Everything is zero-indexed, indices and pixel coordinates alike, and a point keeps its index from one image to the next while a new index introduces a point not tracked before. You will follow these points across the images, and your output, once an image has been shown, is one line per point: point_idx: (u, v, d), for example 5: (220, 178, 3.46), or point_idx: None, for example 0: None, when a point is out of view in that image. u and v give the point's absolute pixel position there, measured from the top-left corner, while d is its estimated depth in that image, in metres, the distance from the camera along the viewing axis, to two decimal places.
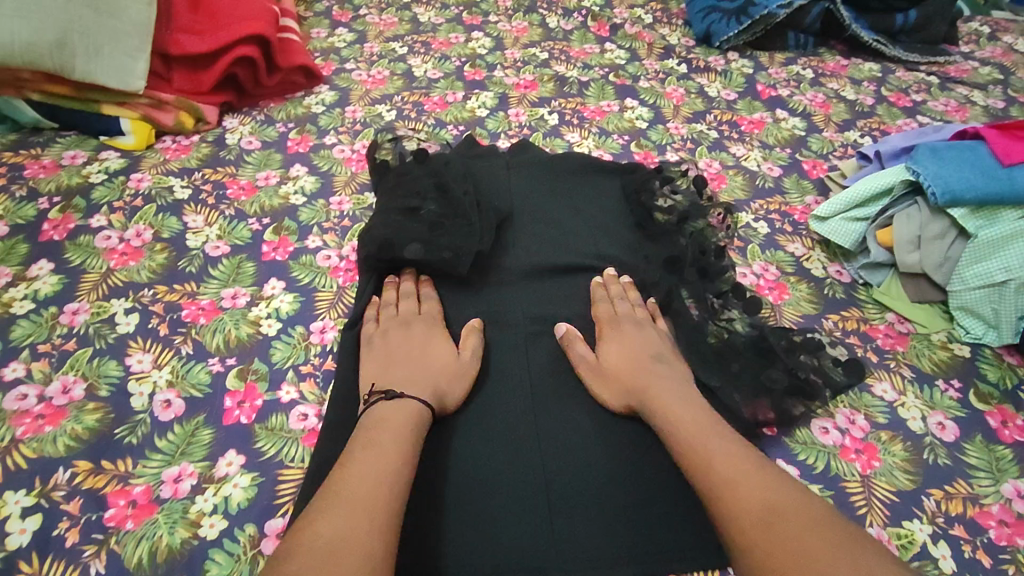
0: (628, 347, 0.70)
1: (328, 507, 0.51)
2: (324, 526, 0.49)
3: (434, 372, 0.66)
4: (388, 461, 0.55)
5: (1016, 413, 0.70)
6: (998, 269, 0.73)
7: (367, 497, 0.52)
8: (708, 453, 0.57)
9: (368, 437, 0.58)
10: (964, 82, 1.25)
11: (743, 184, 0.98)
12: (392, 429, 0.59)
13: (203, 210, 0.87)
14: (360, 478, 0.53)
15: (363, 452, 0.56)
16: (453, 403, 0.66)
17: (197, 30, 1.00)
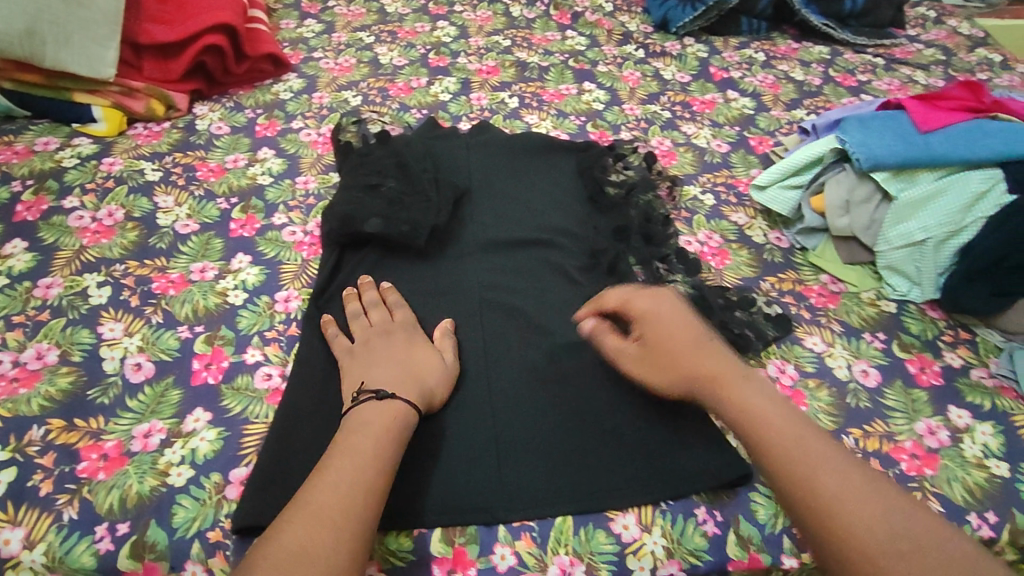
0: (677, 325, 0.66)
1: (296, 514, 0.52)
2: (289, 536, 0.51)
3: (420, 371, 0.66)
4: (361, 468, 0.56)
5: (935, 360, 0.75)
6: (917, 229, 0.79)
7: (335, 508, 0.53)
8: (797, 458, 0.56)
9: (347, 440, 0.58)
10: (907, 64, 1.31)
11: (692, 160, 1.03)
12: (373, 434, 0.59)
13: (173, 191, 0.91)
14: (332, 487, 0.54)
15: (341, 456, 0.57)
16: (439, 401, 0.66)
17: (165, 20, 1.03)
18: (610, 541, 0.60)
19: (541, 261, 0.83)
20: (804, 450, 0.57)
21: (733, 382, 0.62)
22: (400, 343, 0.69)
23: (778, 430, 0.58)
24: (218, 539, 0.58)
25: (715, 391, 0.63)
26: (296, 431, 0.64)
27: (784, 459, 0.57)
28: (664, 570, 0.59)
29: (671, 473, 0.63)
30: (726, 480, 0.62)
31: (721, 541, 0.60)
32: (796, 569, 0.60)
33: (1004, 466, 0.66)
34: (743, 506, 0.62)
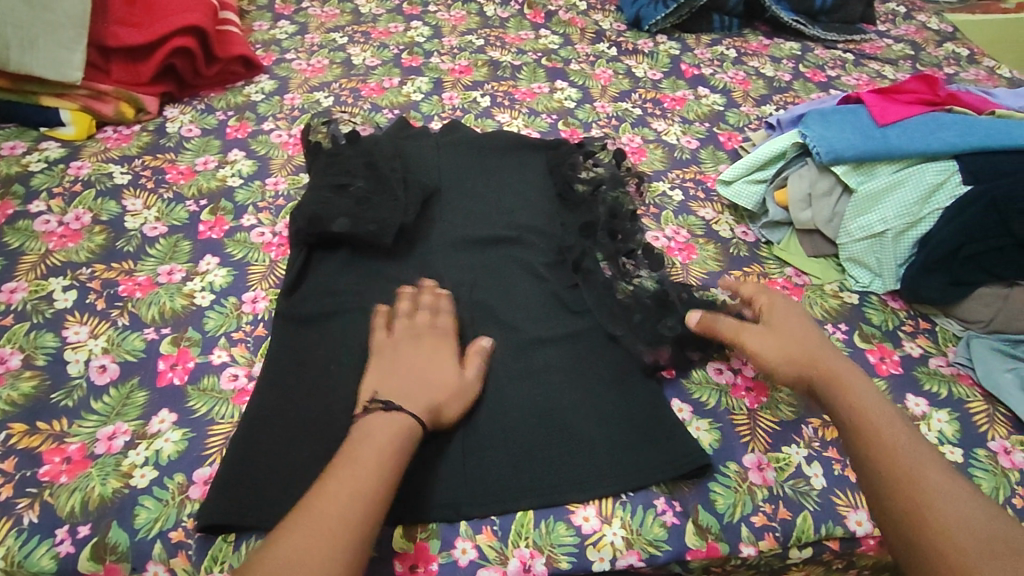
0: (793, 318, 0.70)
1: (294, 520, 0.52)
2: (283, 540, 0.50)
3: (434, 388, 0.64)
4: (361, 477, 0.55)
5: (895, 350, 0.77)
6: (877, 221, 0.80)
7: (331, 516, 0.52)
8: (900, 445, 0.57)
9: (352, 448, 0.57)
10: (877, 59, 1.33)
11: (662, 157, 1.04)
12: (377, 444, 0.57)
13: (141, 194, 0.91)
14: (333, 494, 0.53)
15: (345, 462, 0.56)
16: (448, 419, 0.64)
17: (133, 22, 1.03)
18: (570, 532, 0.60)
19: (509, 259, 0.84)
20: (908, 443, 0.57)
21: (848, 371, 0.64)
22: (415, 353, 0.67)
23: (886, 418, 0.59)
24: (180, 538, 0.58)
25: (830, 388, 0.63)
26: (264, 430, 0.65)
27: (880, 440, 0.58)
28: (624, 560, 0.59)
29: (632, 467, 0.64)
30: (686, 472, 0.63)
31: (680, 531, 0.61)
32: (754, 557, 0.61)
33: (958, 451, 0.67)
34: (703, 496, 0.63)
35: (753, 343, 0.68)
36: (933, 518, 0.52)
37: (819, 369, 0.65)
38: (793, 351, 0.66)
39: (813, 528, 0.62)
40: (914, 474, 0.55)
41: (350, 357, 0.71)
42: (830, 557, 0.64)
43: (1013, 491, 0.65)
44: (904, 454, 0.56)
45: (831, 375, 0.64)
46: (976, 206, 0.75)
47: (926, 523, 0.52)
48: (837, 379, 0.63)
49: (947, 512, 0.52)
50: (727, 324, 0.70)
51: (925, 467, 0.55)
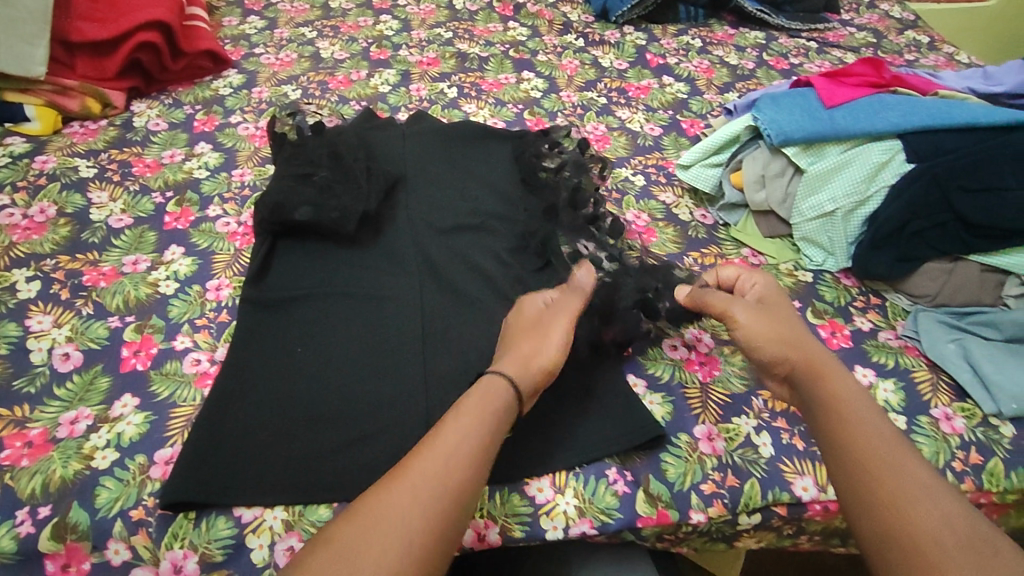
0: (783, 306, 0.68)
1: (387, 492, 0.49)
2: (374, 514, 0.47)
3: (527, 347, 0.63)
4: (462, 457, 0.52)
5: (845, 325, 0.79)
6: (826, 201, 0.82)
7: (431, 494, 0.49)
8: (868, 433, 0.54)
9: (449, 421, 0.54)
10: (839, 46, 1.36)
11: (625, 144, 1.05)
12: (474, 422, 0.54)
13: (107, 187, 0.91)
14: (430, 468, 0.50)
15: (441, 437, 0.53)
16: (541, 362, 0.62)
17: (97, 18, 1.03)
18: (524, 503, 0.62)
19: (471, 243, 0.85)
20: (881, 432, 0.55)
21: (831, 364, 0.62)
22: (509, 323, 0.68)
23: (860, 408, 0.57)
24: (141, 516, 0.60)
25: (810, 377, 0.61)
26: (225, 409, 0.66)
27: (851, 428, 0.55)
28: (576, 528, 0.61)
29: (585, 441, 0.65)
30: (638, 444, 0.65)
31: (631, 500, 0.63)
32: (704, 523, 0.63)
33: (902, 419, 0.70)
34: (655, 466, 0.65)
35: (740, 319, 0.66)
36: (891, 503, 0.49)
37: (801, 356, 0.62)
38: (778, 333, 0.64)
39: (760, 494, 0.64)
40: (879, 461, 0.52)
41: (312, 340, 0.72)
42: (779, 522, 0.66)
43: (952, 456, 0.67)
44: (874, 441, 0.54)
45: (811, 364, 0.61)
46: (918, 183, 0.77)
47: (882, 507, 0.49)
48: (817, 368, 0.61)
49: (909, 498, 0.49)
50: (718, 299, 0.68)
51: (896, 457, 0.52)
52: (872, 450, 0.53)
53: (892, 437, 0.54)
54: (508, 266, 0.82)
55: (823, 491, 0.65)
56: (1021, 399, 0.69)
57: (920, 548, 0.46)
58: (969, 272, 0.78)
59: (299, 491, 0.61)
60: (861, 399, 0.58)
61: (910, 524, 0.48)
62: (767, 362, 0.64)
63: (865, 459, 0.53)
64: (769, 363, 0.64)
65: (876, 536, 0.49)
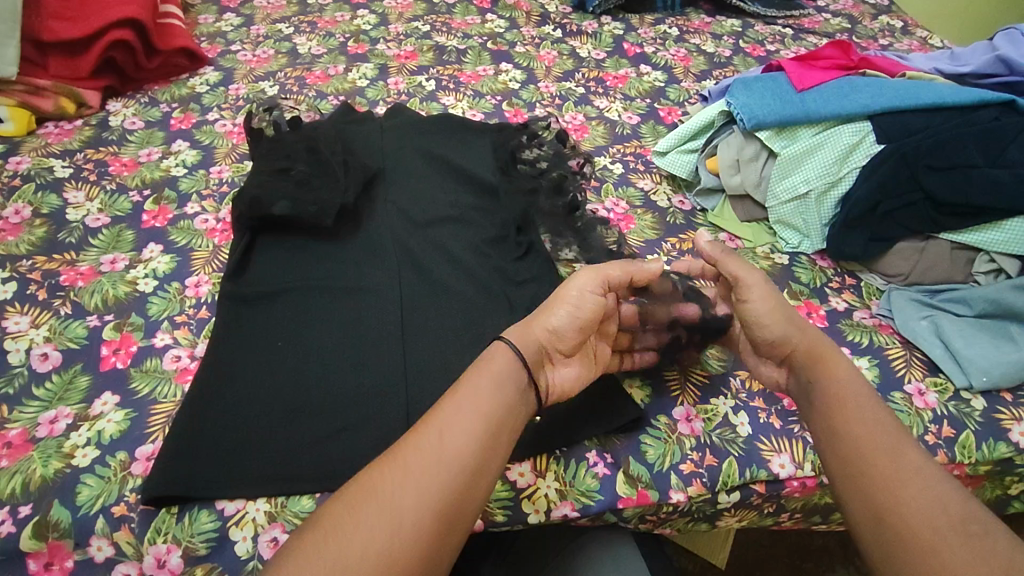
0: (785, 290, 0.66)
1: (383, 474, 0.48)
2: (369, 499, 0.46)
3: (551, 302, 0.61)
4: (462, 439, 0.50)
5: (821, 305, 0.80)
6: (800, 183, 0.84)
7: (423, 473, 0.48)
8: (864, 420, 0.54)
9: (450, 402, 0.52)
10: (815, 33, 1.37)
11: (603, 133, 1.06)
12: (476, 404, 0.52)
13: (84, 187, 0.91)
14: (425, 446, 0.49)
15: (441, 418, 0.51)
16: (552, 323, 0.59)
17: (68, 17, 1.03)
18: (505, 487, 0.62)
19: (451, 233, 0.85)
20: (877, 419, 0.54)
21: (834, 351, 0.60)
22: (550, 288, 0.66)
23: (859, 395, 0.56)
24: (123, 512, 0.60)
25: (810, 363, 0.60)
26: (207, 406, 0.65)
27: (850, 415, 0.54)
28: (558, 510, 0.62)
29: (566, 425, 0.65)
30: (618, 426, 0.65)
31: (611, 481, 0.64)
32: (684, 503, 0.64)
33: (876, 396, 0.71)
34: (634, 448, 0.66)
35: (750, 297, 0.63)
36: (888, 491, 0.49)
37: (804, 341, 0.61)
38: (787, 315, 0.62)
39: (738, 472, 0.65)
40: (876, 448, 0.51)
41: (292, 335, 0.72)
42: (758, 500, 0.67)
43: (926, 429, 0.68)
44: (871, 430, 0.53)
45: (813, 351, 0.60)
46: (888, 163, 0.78)
47: (877, 495, 0.49)
48: (818, 354, 0.60)
49: (904, 486, 0.49)
50: (730, 267, 0.65)
51: (893, 445, 0.52)
52: (869, 437, 0.52)
53: (889, 424, 0.53)
54: (487, 255, 0.82)
55: (801, 468, 0.66)
56: (990, 373, 0.71)
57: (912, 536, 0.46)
58: (941, 250, 0.79)
59: (280, 483, 0.62)
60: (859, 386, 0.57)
61: (904, 513, 0.47)
62: (767, 345, 0.63)
63: (860, 447, 0.52)
64: (771, 345, 0.63)
65: (869, 521, 0.48)
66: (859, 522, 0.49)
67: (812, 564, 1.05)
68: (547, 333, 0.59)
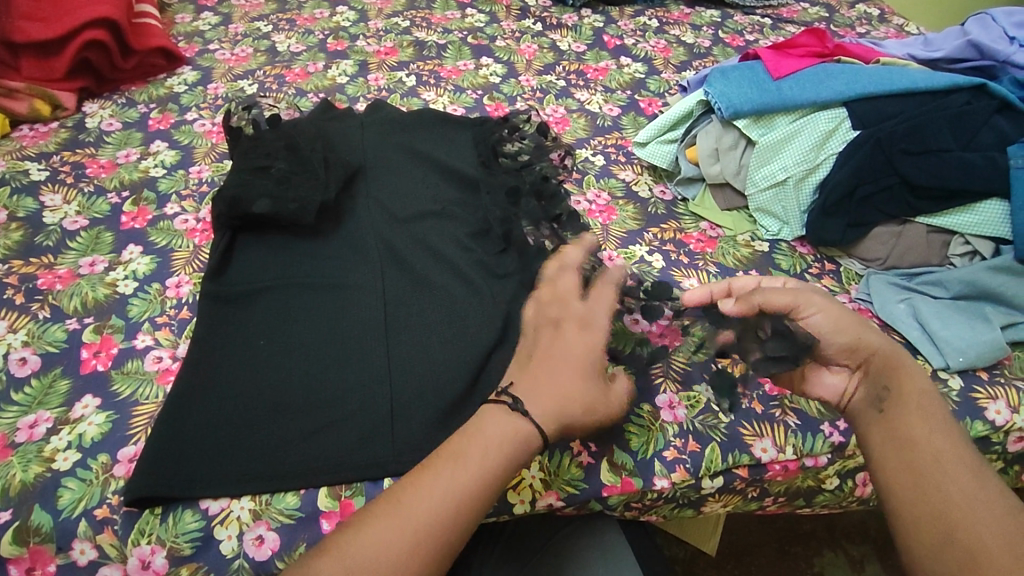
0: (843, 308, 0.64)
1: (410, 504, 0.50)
2: (367, 560, 0.48)
3: (585, 395, 0.58)
4: (464, 506, 0.51)
5: None
6: (779, 170, 0.84)
7: (442, 512, 0.50)
8: (928, 431, 0.54)
9: (475, 446, 0.54)
10: (793, 22, 1.38)
11: (585, 125, 1.06)
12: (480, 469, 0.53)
13: (61, 189, 0.90)
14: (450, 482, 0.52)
15: (468, 457, 0.53)
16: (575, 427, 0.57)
17: (40, 17, 1.02)
18: None
19: (433, 227, 0.84)
20: (941, 422, 0.55)
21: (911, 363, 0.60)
22: (563, 338, 0.61)
23: (926, 401, 0.57)
24: (106, 515, 0.60)
25: (886, 370, 0.59)
26: (190, 406, 0.65)
27: (912, 413, 0.56)
28: (543, 501, 0.63)
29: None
30: None
31: (595, 470, 0.64)
32: (668, 489, 0.65)
33: None
34: (618, 437, 0.66)
35: (810, 313, 0.62)
36: (934, 485, 0.51)
37: (878, 350, 0.60)
38: (850, 328, 0.61)
39: (720, 458, 0.66)
40: (936, 450, 0.53)
41: (275, 333, 0.72)
42: (742, 485, 0.68)
43: None
44: (935, 436, 0.54)
45: (890, 359, 0.60)
46: (863, 149, 0.79)
47: (926, 494, 0.51)
48: (895, 363, 0.59)
49: (954, 480, 0.51)
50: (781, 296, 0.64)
51: (953, 447, 0.53)
52: (932, 441, 0.54)
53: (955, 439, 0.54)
54: (470, 249, 0.82)
55: (782, 451, 0.67)
56: (966, 353, 0.72)
57: (959, 534, 0.48)
58: (916, 233, 0.80)
59: (263, 481, 0.61)
60: (927, 395, 0.57)
61: (953, 509, 0.50)
62: (834, 358, 0.62)
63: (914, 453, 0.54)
64: (838, 354, 0.62)
65: (918, 513, 0.51)
66: (907, 519, 0.51)
67: (800, 548, 1.06)
68: (581, 420, 0.57)
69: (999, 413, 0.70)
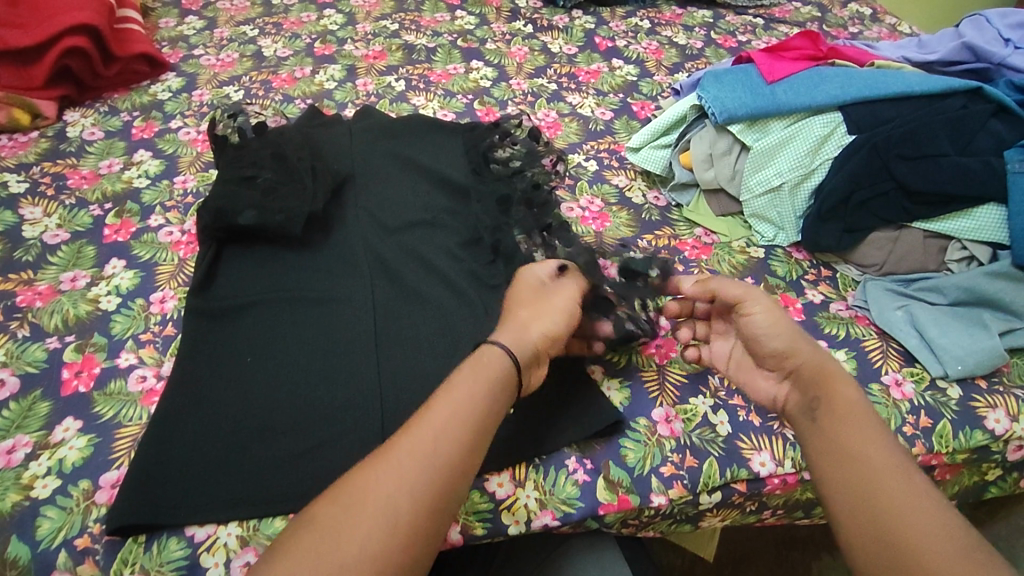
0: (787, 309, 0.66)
1: (397, 449, 0.50)
2: (358, 499, 0.47)
3: (533, 307, 0.63)
4: (451, 439, 0.51)
5: (797, 298, 0.80)
6: (773, 176, 0.83)
7: (428, 452, 0.50)
8: (865, 443, 0.53)
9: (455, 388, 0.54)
10: (785, 22, 1.37)
11: (577, 129, 1.05)
12: (458, 406, 0.52)
13: (41, 202, 0.87)
14: (436, 423, 0.51)
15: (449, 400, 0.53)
16: (540, 331, 0.61)
17: (18, 25, 1.00)
18: (484, 499, 0.61)
19: (423, 237, 0.83)
20: (873, 427, 0.54)
21: (838, 369, 0.60)
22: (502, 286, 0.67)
23: (859, 407, 0.56)
24: (87, 545, 0.58)
25: (816, 380, 0.59)
26: (175, 427, 0.63)
27: (846, 424, 0.55)
28: (538, 520, 0.61)
29: (530, 433, 0.64)
30: (597, 430, 0.65)
31: (592, 488, 0.63)
32: (665, 505, 0.64)
33: None
34: (614, 452, 0.65)
35: (754, 311, 0.63)
36: (878, 497, 0.49)
37: (807, 358, 0.60)
38: (789, 331, 0.62)
39: (719, 472, 0.65)
40: (877, 455, 0.52)
41: (262, 349, 0.70)
42: (740, 499, 0.67)
43: (903, 421, 0.69)
44: (870, 446, 0.53)
45: (821, 370, 0.59)
46: (860, 154, 0.78)
47: (878, 502, 0.49)
48: (825, 373, 0.59)
49: (895, 492, 0.49)
50: (733, 288, 0.65)
51: (889, 453, 0.52)
52: (871, 449, 0.52)
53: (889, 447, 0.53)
54: (462, 259, 0.80)
55: (781, 465, 0.66)
56: (965, 361, 0.71)
57: (908, 543, 0.46)
58: (914, 239, 0.79)
59: (252, 505, 0.60)
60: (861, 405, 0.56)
61: (906, 522, 0.47)
62: (767, 360, 0.63)
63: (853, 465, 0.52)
64: (772, 358, 0.62)
65: (867, 531, 0.48)
66: (856, 534, 0.49)
67: (798, 553, 1.05)
68: (540, 326, 0.62)
69: (999, 422, 0.69)
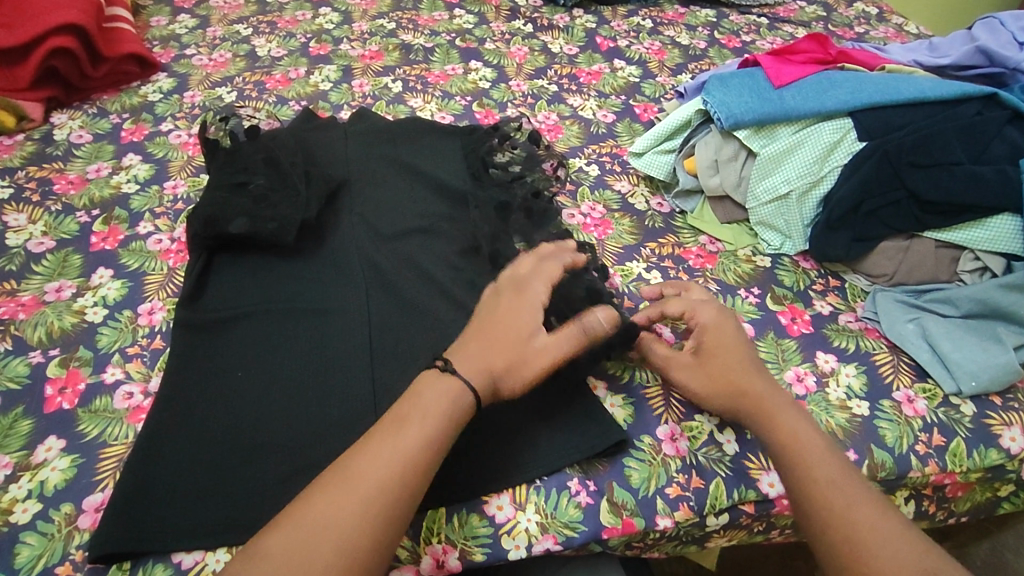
0: (732, 342, 0.65)
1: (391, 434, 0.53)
2: (333, 511, 0.48)
3: (517, 356, 0.60)
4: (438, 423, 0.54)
5: (805, 310, 0.78)
6: (781, 183, 0.81)
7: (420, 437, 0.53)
8: (822, 476, 0.55)
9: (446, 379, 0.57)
10: (790, 22, 1.35)
11: (578, 132, 1.02)
12: (444, 397, 0.55)
13: (26, 209, 0.85)
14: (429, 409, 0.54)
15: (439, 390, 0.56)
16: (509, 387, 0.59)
17: (4, 24, 0.97)
18: (483, 523, 0.59)
19: (420, 245, 0.80)
20: (825, 455, 0.57)
21: (773, 396, 0.62)
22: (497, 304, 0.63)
23: (807, 438, 0.58)
24: (68, 572, 0.55)
25: (759, 418, 0.61)
26: (163, 447, 0.61)
27: (802, 459, 0.56)
28: (539, 545, 0.59)
29: (531, 455, 0.62)
30: (600, 450, 0.63)
31: (594, 511, 0.60)
32: (671, 528, 0.61)
33: (865, 405, 0.69)
34: (618, 473, 0.63)
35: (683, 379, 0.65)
36: (845, 534, 0.51)
37: (747, 403, 0.61)
38: (721, 383, 0.63)
39: (725, 494, 0.63)
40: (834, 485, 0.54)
41: (253, 363, 0.68)
42: (747, 520, 0.65)
43: (916, 439, 0.67)
44: (825, 477, 0.55)
45: (762, 406, 0.61)
46: (871, 161, 0.76)
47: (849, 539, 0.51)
48: (764, 409, 0.61)
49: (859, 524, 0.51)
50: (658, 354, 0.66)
51: (846, 481, 0.55)
52: (828, 482, 0.54)
53: (840, 473, 0.55)
54: (460, 269, 0.77)
55: None
56: (979, 377, 0.69)
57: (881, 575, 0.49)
58: (925, 249, 0.77)
59: (242, 530, 0.57)
60: (809, 433, 0.59)
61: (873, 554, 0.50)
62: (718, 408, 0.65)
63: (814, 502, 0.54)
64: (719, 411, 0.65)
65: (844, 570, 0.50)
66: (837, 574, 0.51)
67: (802, 562, 1.03)
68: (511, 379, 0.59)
69: (1014, 441, 0.68)
